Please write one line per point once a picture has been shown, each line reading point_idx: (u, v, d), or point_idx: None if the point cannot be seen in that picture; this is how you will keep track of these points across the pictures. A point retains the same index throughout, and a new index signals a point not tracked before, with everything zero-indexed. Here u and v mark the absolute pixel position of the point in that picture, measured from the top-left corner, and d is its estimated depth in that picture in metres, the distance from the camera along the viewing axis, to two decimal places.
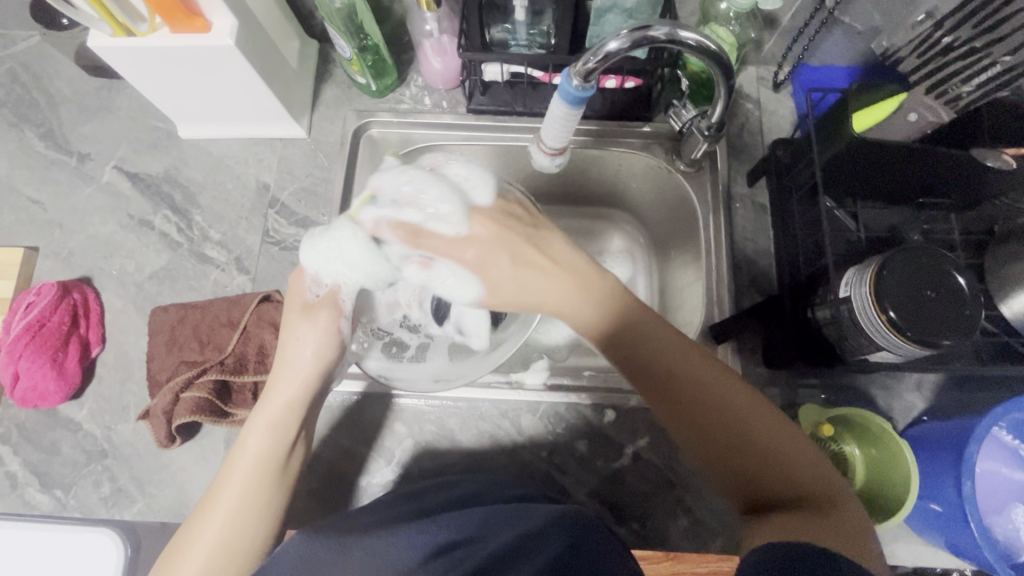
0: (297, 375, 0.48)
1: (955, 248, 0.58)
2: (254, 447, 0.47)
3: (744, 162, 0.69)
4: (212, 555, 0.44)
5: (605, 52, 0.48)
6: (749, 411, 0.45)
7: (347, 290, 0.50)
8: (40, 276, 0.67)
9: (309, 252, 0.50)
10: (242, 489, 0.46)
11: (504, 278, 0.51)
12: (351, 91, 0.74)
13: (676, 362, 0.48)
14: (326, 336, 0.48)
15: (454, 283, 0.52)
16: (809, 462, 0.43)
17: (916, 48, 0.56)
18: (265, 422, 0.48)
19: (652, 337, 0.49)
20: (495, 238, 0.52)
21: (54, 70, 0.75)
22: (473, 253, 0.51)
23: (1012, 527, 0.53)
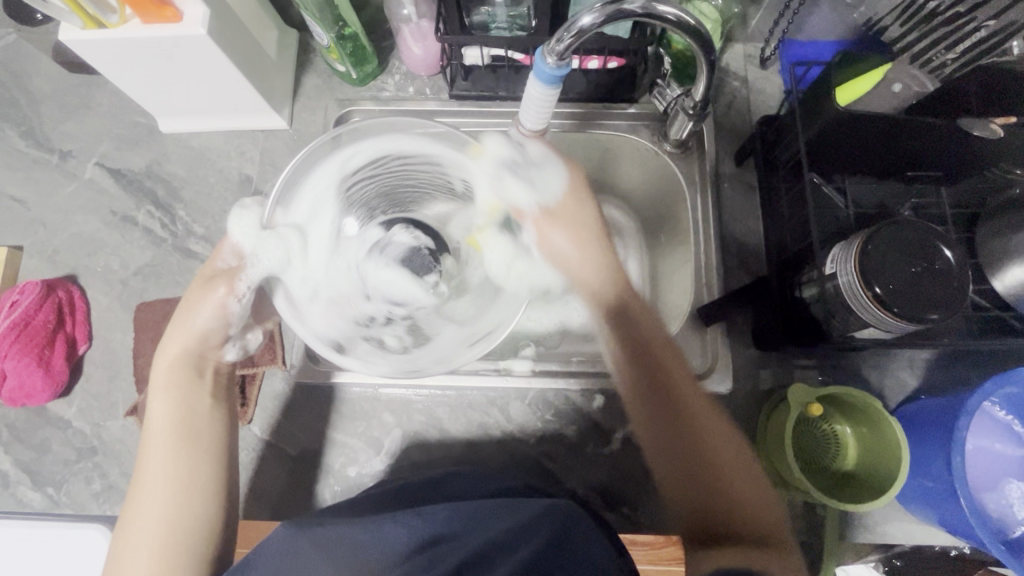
0: (178, 334, 0.51)
1: (946, 222, 0.57)
2: (165, 408, 0.50)
3: (731, 142, 0.68)
4: (156, 532, 0.45)
5: (579, 28, 0.48)
6: (709, 433, 0.52)
7: (249, 257, 0.51)
8: (25, 275, 0.67)
9: (239, 219, 0.53)
10: (165, 457, 0.47)
11: (569, 207, 0.56)
12: (332, 80, 0.73)
13: (675, 385, 0.54)
14: (217, 311, 0.51)
15: (546, 181, 0.56)
16: (738, 476, 0.51)
17: (901, 15, 0.56)
18: (168, 382, 0.50)
19: (666, 366, 0.54)
20: (562, 215, 0.56)
21: (33, 68, 0.74)
22: (577, 207, 0.56)
23: (1005, 502, 0.53)
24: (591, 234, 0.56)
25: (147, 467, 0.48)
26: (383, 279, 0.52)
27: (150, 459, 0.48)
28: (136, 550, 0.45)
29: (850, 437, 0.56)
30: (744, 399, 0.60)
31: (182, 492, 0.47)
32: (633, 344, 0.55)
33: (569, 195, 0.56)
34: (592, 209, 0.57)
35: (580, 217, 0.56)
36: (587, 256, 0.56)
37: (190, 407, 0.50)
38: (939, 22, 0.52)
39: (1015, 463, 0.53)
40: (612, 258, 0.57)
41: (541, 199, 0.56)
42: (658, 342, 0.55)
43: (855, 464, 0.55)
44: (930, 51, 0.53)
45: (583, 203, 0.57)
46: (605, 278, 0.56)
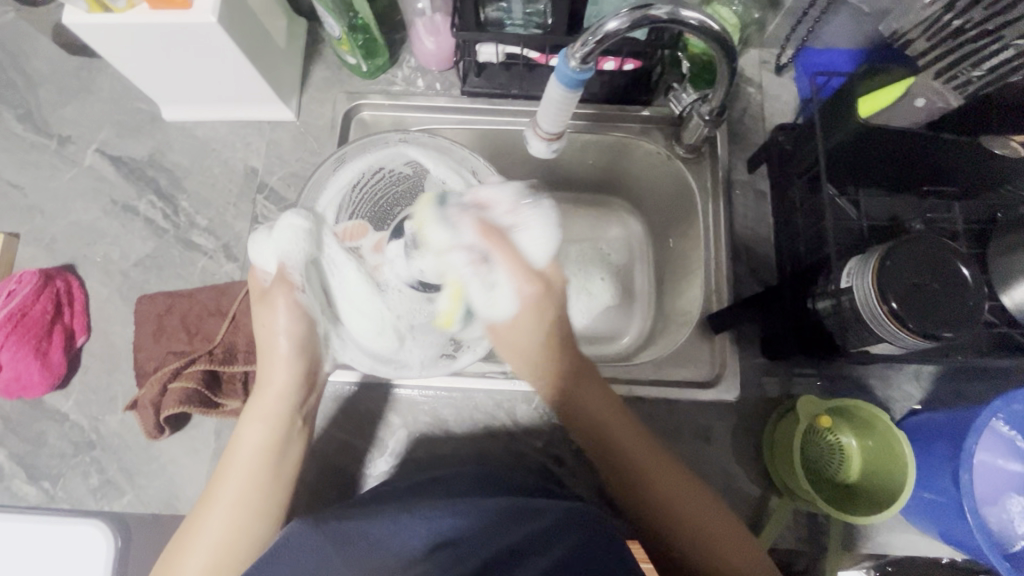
0: (276, 359, 0.51)
1: (956, 237, 0.56)
2: (255, 436, 0.51)
3: (745, 148, 0.67)
4: (213, 554, 0.47)
5: (604, 33, 0.47)
6: (660, 467, 0.52)
7: (292, 267, 0.51)
8: (22, 263, 0.66)
9: (255, 244, 0.53)
10: (244, 482, 0.49)
11: (522, 327, 0.53)
12: (341, 72, 0.71)
13: (617, 439, 0.54)
14: (291, 311, 0.51)
15: (501, 292, 0.52)
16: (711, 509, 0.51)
17: (926, 31, 0.54)
18: (265, 411, 0.52)
19: (608, 425, 0.54)
20: (540, 302, 0.53)
21: (31, 49, 0.72)
22: (529, 306, 0.53)
23: (1006, 516, 0.54)
24: (536, 357, 0.55)
25: (222, 488, 0.49)
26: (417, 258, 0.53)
27: (229, 482, 0.49)
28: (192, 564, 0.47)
29: (855, 450, 0.55)
30: (750, 408, 0.60)
31: (242, 522, 0.48)
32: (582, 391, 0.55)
33: (523, 315, 0.53)
34: (543, 334, 0.54)
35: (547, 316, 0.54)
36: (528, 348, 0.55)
37: (278, 442, 0.51)
38: (968, 39, 0.51)
39: (1018, 478, 0.54)
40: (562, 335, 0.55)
41: (493, 316, 0.53)
42: (598, 408, 0.54)
43: (859, 475, 0.55)
44: (955, 67, 0.53)
45: (536, 325, 0.54)
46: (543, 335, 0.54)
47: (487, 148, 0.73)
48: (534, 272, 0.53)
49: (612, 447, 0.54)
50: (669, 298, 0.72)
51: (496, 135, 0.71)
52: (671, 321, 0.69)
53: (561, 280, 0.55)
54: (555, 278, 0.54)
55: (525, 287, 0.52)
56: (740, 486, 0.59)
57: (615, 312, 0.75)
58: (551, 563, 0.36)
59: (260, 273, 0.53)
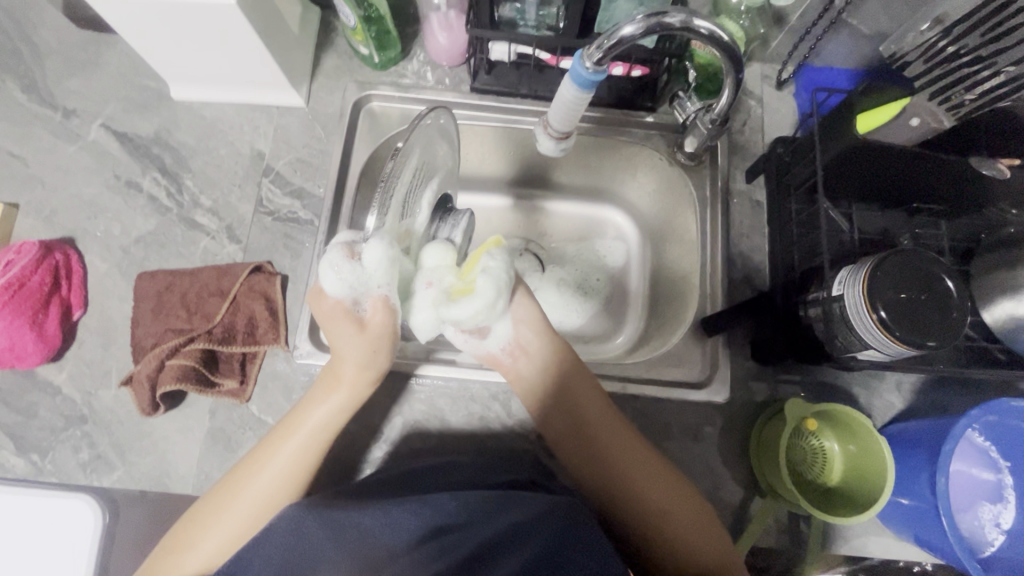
0: (364, 355, 0.51)
1: (942, 253, 0.58)
2: (326, 419, 0.52)
3: (744, 158, 0.69)
4: (257, 508, 0.49)
5: (620, 37, 0.48)
6: (628, 455, 0.54)
7: (395, 297, 0.51)
8: (20, 234, 0.65)
9: (339, 275, 0.48)
10: (299, 453, 0.51)
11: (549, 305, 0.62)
12: (352, 62, 0.72)
13: (610, 447, 0.55)
14: (385, 333, 0.51)
15: None
16: (676, 496, 0.52)
17: (924, 54, 0.55)
18: (344, 400, 0.52)
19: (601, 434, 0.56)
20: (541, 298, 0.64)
21: (39, 20, 0.72)
22: None
23: (977, 523, 0.56)
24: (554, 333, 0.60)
25: (269, 461, 0.50)
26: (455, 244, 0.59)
27: (279, 458, 0.50)
28: (235, 511, 0.49)
29: (837, 454, 0.57)
30: (738, 410, 0.62)
31: (287, 491, 0.50)
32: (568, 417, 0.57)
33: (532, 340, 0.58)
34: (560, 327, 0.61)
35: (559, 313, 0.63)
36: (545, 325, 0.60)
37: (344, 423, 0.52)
38: (961, 64, 0.52)
39: (989, 487, 0.56)
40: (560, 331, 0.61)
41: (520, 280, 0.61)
42: (597, 414, 0.56)
43: (840, 478, 0.57)
44: (949, 90, 0.55)
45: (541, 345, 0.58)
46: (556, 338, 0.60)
47: (492, 144, 0.74)
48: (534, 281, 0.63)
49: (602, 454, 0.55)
50: (663, 300, 0.73)
51: (503, 133, 0.72)
52: (664, 323, 0.71)
53: None
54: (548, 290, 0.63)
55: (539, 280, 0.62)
56: (726, 485, 0.60)
57: (609, 313, 0.77)
58: (527, 561, 0.36)
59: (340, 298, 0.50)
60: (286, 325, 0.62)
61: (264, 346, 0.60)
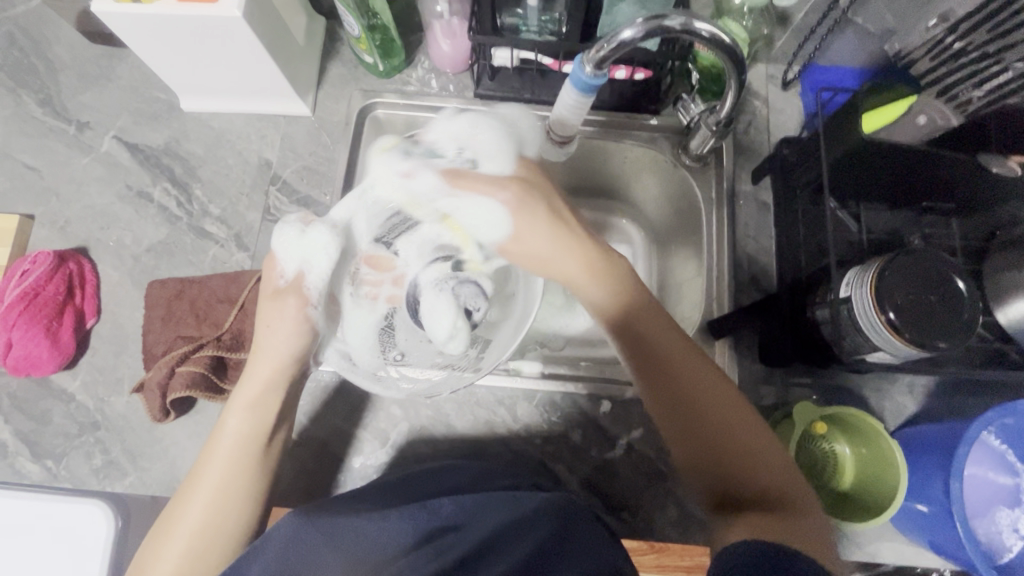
0: (269, 355, 0.50)
1: (954, 254, 0.58)
2: (236, 426, 0.49)
3: (749, 160, 0.68)
4: (193, 540, 0.46)
5: (619, 41, 0.48)
6: (715, 399, 0.46)
7: (313, 281, 0.50)
8: (35, 244, 0.67)
9: (280, 239, 0.51)
10: (226, 465, 0.48)
11: (529, 230, 0.53)
12: (357, 70, 0.73)
13: (678, 359, 0.48)
14: (299, 325, 0.49)
15: (475, 212, 0.54)
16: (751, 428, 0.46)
17: (929, 51, 0.55)
18: (246, 399, 0.50)
19: (656, 338, 0.49)
20: (532, 185, 0.55)
21: (53, 36, 0.73)
22: (512, 193, 0.54)
23: (995, 529, 0.54)
24: (561, 259, 0.53)
25: (198, 485, 0.48)
26: (437, 308, 0.54)
27: (211, 470, 0.48)
28: (172, 548, 0.45)
29: (849, 458, 0.57)
30: None
31: (226, 505, 0.47)
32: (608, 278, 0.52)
33: (519, 223, 0.53)
34: (571, 246, 0.52)
35: (561, 215, 0.54)
36: (548, 242, 0.53)
37: (265, 430, 0.50)
38: (968, 61, 0.52)
39: (1007, 492, 0.55)
40: (574, 229, 0.53)
41: (497, 239, 0.54)
42: (672, 348, 0.48)
43: (852, 483, 0.56)
44: (956, 87, 0.54)
45: (538, 231, 0.53)
46: (572, 251, 0.52)
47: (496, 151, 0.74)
48: (502, 180, 0.54)
49: (715, 421, 0.46)
50: (670, 303, 0.73)
51: None
52: (671, 326, 0.70)
53: (534, 173, 0.56)
54: (527, 173, 0.55)
55: (501, 197, 0.53)
56: None
57: None
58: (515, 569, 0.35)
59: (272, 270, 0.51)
60: None
61: None
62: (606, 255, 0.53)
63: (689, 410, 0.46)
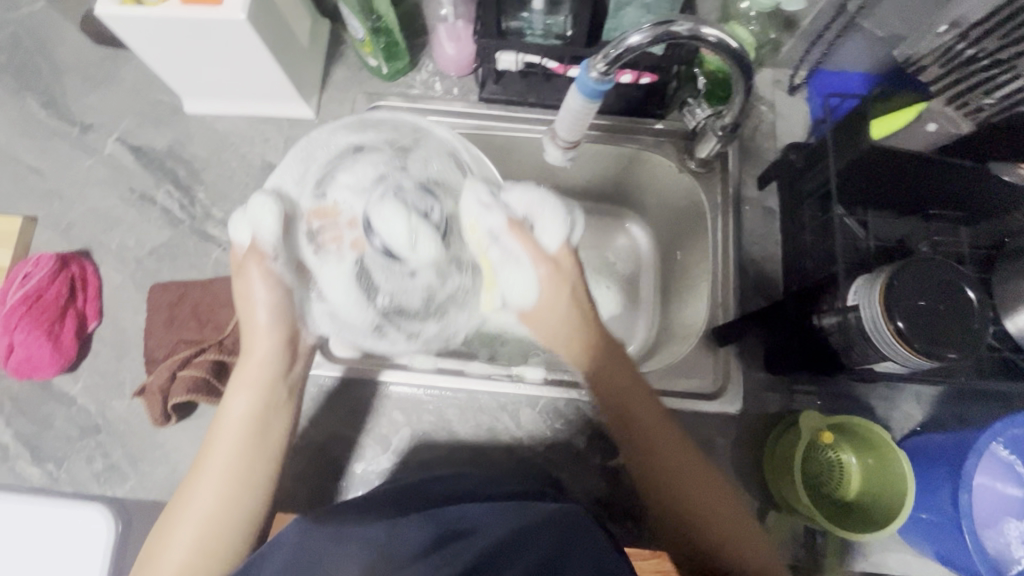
0: (268, 331, 0.51)
1: (962, 261, 0.57)
2: (241, 408, 0.50)
3: (756, 165, 0.68)
4: (200, 537, 0.46)
5: (627, 45, 0.48)
6: (681, 459, 0.51)
7: (266, 238, 0.49)
8: (37, 246, 0.67)
9: (236, 224, 0.51)
10: (231, 450, 0.49)
11: (554, 309, 0.53)
12: (361, 73, 0.72)
13: (633, 401, 0.52)
14: (266, 286, 0.50)
15: (515, 278, 0.53)
16: (697, 470, 0.51)
17: (940, 58, 0.55)
18: (250, 380, 0.51)
19: (636, 407, 0.52)
20: (566, 272, 0.54)
21: (58, 38, 0.73)
22: (549, 272, 0.53)
23: (1003, 540, 0.54)
24: (561, 332, 0.54)
25: (203, 473, 0.48)
26: (390, 224, 0.49)
27: (214, 454, 0.49)
28: (178, 539, 0.46)
29: (855, 468, 0.56)
30: (752, 421, 0.61)
31: (230, 492, 0.48)
32: (598, 353, 0.53)
33: (545, 297, 0.53)
34: (566, 312, 0.53)
35: (579, 298, 0.54)
36: (554, 314, 0.53)
37: (265, 409, 0.51)
38: (979, 68, 0.52)
39: (1015, 503, 0.54)
40: (584, 311, 0.54)
41: (522, 303, 0.54)
42: (655, 420, 0.52)
43: (858, 493, 0.56)
44: (964, 96, 0.54)
45: (558, 306, 0.53)
46: (563, 314, 0.53)
47: (499, 155, 0.73)
48: (546, 256, 0.53)
49: (672, 475, 0.51)
50: (674, 308, 0.72)
51: (510, 143, 0.71)
52: (676, 332, 0.70)
53: (571, 261, 0.55)
54: (567, 261, 0.55)
55: (539, 270, 0.53)
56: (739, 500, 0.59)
57: (619, 321, 0.75)
58: None
59: (237, 246, 0.53)
60: None
61: None
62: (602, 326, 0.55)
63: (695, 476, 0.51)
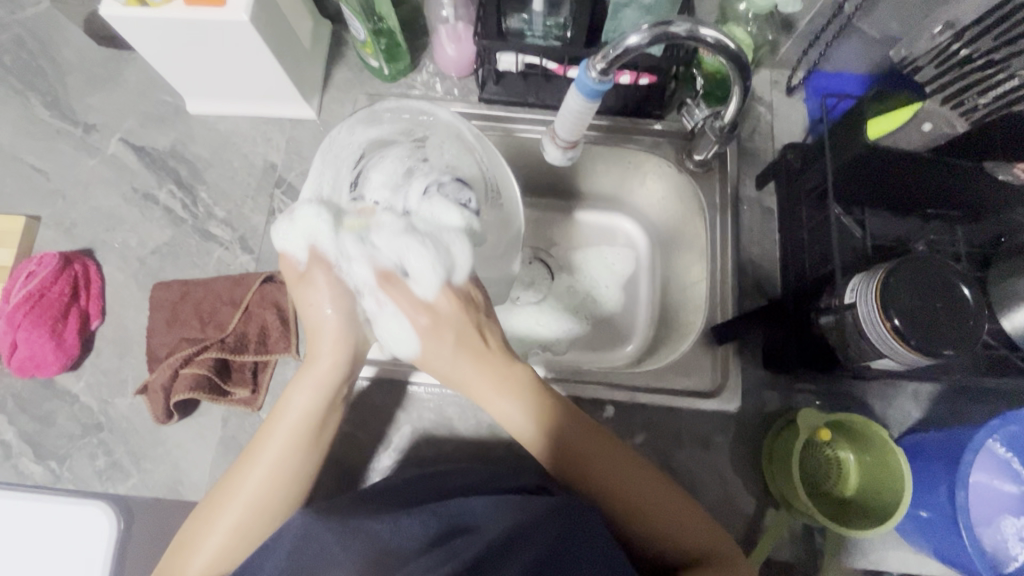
0: (330, 331, 0.51)
1: (959, 260, 0.56)
2: (300, 402, 0.50)
3: (754, 164, 0.68)
4: (247, 515, 0.47)
5: (625, 47, 0.48)
6: (622, 469, 0.48)
7: (324, 245, 0.51)
8: (41, 246, 0.67)
9: (279, 232, 0.52)
10: (287, 440, 0.49)
11: (444, 360, 0.49)
12: (362, 74, 0.73)
13: (586, 448, 0.49)
14: (332, 289, 0.51)
15: (398, 339, 0.50)
16: (640, 478, 0.48)
17: (935, 58, 0.55)
18: (315, 378, 0.51)
19: (580, 445, 0.49)
20: (450, 319, 0.49)
21: (61, 39, 0.74)
22: (427, 320, 0.49)
23: (1001, 538, 0.54)
24: (467, 388, 0.50)
25: (259, 461, 0.49)
26: (436, 212, 0.52)
27: (270, 447, 0.49)
28: (224, 520, 0.47)
29: (852, 464, 0.57)
30: (751, 419, 0.61)
31: (279, 487, 0.48)
32: (530, 402, 0.49)
33: (426, 347, 0.49)
34: (465, 372, 0.49)
35: (473, 346, 0.49)
36: (461, 372, 0.49)
37: (324, 407, 0.51)
38: (973, 68, 0.52)
39: (1012, 500, 0.55)
40: (490, 358, 0.50)
41: (409, 353, 0.51)
42: (579, 440, 0.49)
43: (856, 489, 0.56)
44: (960, 95, 0.55)
45: (457, 363, 0.49)
46: (471, 374, 0.49)
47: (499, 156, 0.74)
48: (424, 301, 0.50)
49: (618, 489, 0.47)
50: (673, 308, 0.73)
51: (510, 143, 0.72)
52: (675, 330, 0.70)
53: (457, 306, 0.50)
54: (448, 306, 0.50)
55: (416, 321, 0.49)
56: (738, 498, 0.59)
57: (619, 320, 0.76)
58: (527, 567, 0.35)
59: (284, 259, 0.53)
60: (298, 335, 0.62)
61: (276, 355, 0.61)
62: (506, 360, 0.50)
63: (626, 520, 0.47)
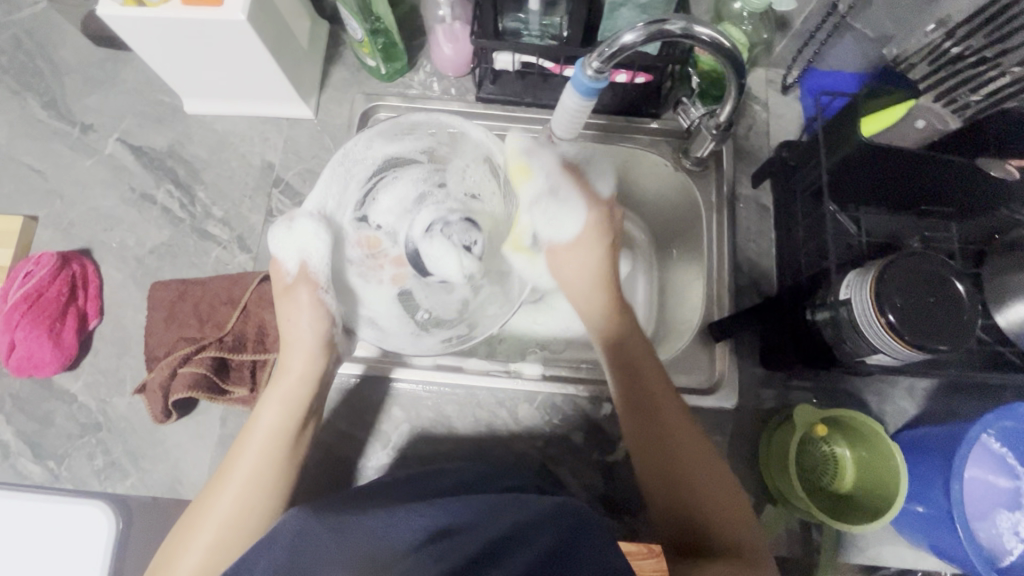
0: (301, 347, 0.53)
1: (952, 257, 0.58)
2: (269, 419, 0.52)
3: (750, 163, 0.69)
4: (222, 530, 0.48)
5: (620, 44, 0.49)
6: (684, 435, 0.52)
7: (315, 265, 0.53)
8: (38, 246, 0.67)
9: (275, 238, 0.54)
10: (258, 457, 0.51)
11: (575, 276, 0.61)
12: (360, 74, 0.73)
13: (655, 394, 0.54)
14: (314, 308, 0.53)
15: (562, 219, 0.60)
16: (698, 460, 0.51)
17: (927, 56, 0.56)
18: (280, 396, 0.53)
19: (648, 380, 0.55)
20: (606, 226, 0.60)
21: (58, 39, 0.74)
22: (587, 237, 0.60)
23: (995, 532, 0.54)
24: (591, 293, 0.60)
25: (230, 478, 0.50)
26: (435, 252, 0.57)
27: (241, 465, 0.51)
28: (200, 536, 0.48)
29: (848, 460, 0.57)
30: (748, 415, 0.62)
31: (252, 502, 0.49)
32: (617, 318, 0.59)
33: (577, 242, 0.60)
34: (590, 262, 0.60)
35: (612, 246, 0.61)
36: (584, 285, 0.60)
37: (293, 423, 0.53)
38: (965, 66, 0.53)
39: (1007, 494, 0.55)
40: (613, 283, 0.60)
41: (551, 237, 0.61)
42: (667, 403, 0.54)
43: (852, 485, 0.56)
44: (954, 92, 0.55)
45: (591, 250, 0.60)
46: (588, 276, 0.60)
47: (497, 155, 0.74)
48: (600, 199, 0.61)
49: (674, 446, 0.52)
50: (671, 305, 0.73)
51: (508, 142, 0.72)
52: (673, 328, 0.71)
53: (604, 218, 0.60)
54: (600, 221, 0.60)
55: (591, 212, 0.60)
56: None
57: None
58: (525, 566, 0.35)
59: (277, 267, 0.54)
60: None
61: (274, 353, 0.61)
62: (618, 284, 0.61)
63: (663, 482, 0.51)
